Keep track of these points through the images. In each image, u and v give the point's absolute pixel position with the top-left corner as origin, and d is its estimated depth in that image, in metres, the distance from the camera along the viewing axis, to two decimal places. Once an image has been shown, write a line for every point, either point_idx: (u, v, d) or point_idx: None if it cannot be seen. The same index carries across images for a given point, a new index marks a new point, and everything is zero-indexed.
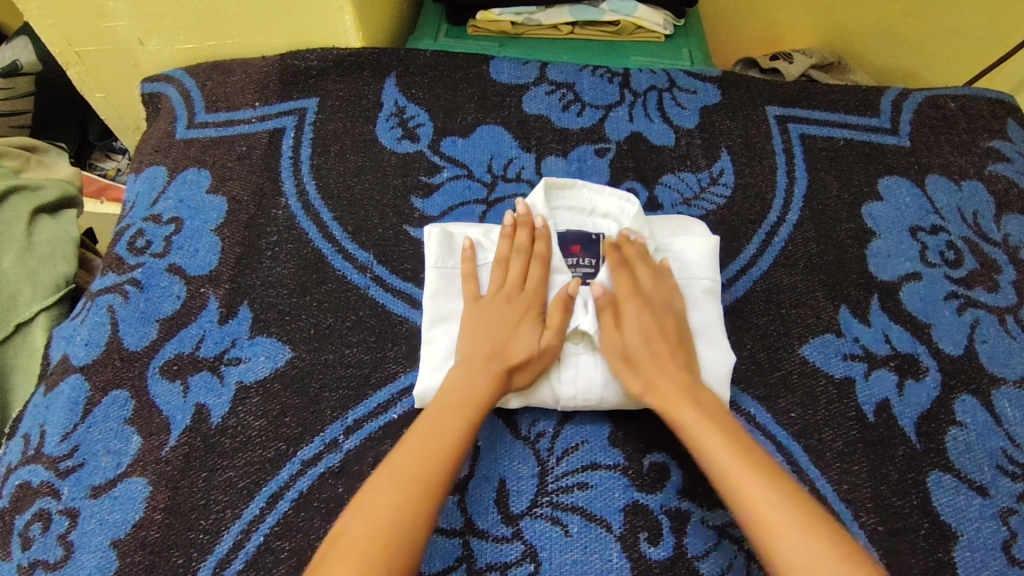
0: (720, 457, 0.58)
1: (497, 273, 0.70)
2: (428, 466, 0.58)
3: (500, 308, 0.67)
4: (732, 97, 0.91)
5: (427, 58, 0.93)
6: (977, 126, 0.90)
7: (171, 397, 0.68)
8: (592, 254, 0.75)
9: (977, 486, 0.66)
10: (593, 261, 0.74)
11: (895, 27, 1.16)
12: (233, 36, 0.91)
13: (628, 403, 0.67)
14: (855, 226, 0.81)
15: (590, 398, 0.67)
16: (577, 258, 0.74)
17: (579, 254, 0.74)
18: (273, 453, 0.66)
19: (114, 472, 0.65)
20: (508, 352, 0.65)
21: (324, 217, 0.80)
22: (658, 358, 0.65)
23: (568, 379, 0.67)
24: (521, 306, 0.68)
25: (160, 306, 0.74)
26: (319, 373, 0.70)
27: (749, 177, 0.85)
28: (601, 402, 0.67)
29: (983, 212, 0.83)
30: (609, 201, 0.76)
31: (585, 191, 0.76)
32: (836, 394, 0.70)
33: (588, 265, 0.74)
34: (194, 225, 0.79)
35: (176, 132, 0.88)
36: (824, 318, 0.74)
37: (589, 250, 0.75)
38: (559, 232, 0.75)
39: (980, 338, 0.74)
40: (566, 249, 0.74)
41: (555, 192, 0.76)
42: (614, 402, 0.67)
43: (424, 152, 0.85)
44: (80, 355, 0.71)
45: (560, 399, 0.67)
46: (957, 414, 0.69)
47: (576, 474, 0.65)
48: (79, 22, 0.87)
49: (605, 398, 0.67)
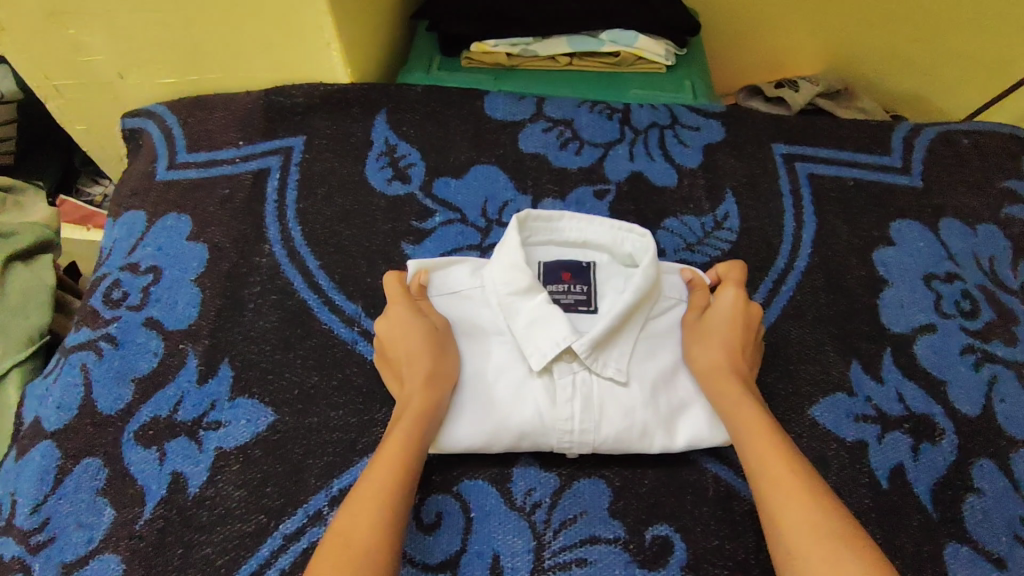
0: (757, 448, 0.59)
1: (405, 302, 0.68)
2: (392, 469, 0.58)
3: (393, 321, 0.67)
4: (736, 134, 0.88)
5: (418, 94, 0.89)
6: (990, 166, 0.86)
7: (146, 465, 0.65)
8: (584, 280, 0.70)
9: (996, 558, 0.62)
10: (585, 287, 0.70)
11: (903, 52, 1.12)
12: (217, 71, 0.87)
13: (628, 428, 0.63)
14: (866, 273, 0.78)
15: (588, 424, 0.63)
16: (568, 285, 0.70)
17: (570, 281, 0.70)
18: (253, 526, 0.62)
19: (85, 549, 0.61)
20: (415, 362, 0.64)
21: (309, 265, 0.77)
22: (731, 337, 0.67)
23: (563, 402, 0.63)
24: (407, 317, 0.67)
25: (136, 364, 0.71)
26: (303, 438, 0.66)
27: (754, 221, 0.81)
28: (600, 427, 0.63)
29: (999, 258, 0.80)
30: (601, 231, 0.72)
31: (570, 222, 0.72)
32: (848, 459, 0.66)
33: (580, 292, 0.70)
34: (173, 276, 0.76)
35: (155, 172, 0.84)
36: (834, 374, 0.71)
37: (580, 277, 0.70)
38: (545, 264, 0.71)
39: (999, 396, 0.70)
40: (556, 276, 0.71)
41: (539, 224, 0.72)
42: (613, 429, 0.63)
43: (415, 194, 0.82)
44: (51, 419, 0.68)
45: (556, 427, 0.63)
46: (974, 479, 0.66)
47: (575, 548, 0.61)
48: (57, 54, 0.83)
49: (603, 422, 0.63)
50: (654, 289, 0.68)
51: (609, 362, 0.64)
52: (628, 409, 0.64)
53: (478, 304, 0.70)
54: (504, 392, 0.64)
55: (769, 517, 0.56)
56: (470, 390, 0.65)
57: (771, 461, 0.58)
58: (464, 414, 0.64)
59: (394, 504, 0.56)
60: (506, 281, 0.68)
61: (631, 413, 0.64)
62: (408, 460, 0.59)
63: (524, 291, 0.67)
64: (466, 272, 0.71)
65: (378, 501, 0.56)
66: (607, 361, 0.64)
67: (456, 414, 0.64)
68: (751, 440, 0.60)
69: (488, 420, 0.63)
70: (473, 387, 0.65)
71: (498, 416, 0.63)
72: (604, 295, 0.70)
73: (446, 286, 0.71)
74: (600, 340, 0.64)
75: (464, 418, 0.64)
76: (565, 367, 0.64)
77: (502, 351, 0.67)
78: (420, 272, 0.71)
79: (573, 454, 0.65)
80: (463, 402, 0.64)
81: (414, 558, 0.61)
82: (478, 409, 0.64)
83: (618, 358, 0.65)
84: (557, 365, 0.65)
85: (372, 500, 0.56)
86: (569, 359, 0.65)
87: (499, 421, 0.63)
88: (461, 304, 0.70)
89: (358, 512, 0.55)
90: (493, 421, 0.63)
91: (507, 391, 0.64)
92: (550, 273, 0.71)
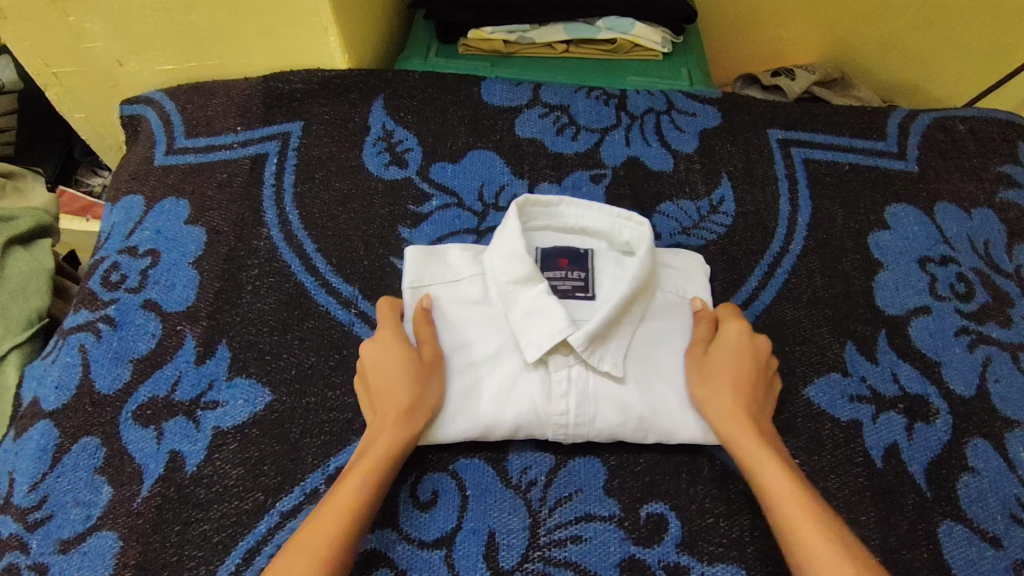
0: (785, 510, 0.56)
1: (391, 331, 0.67)
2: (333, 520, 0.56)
3: (377, 349, 0.66)
4: (732, 120, 0.88)
5: (416, 80, 0.89)
6: (986, 150, 0.86)
7: (144, 444, 0.65)
8: (581, 267, 0.71)
9: (990, 536, 0.62)
10: (583, 274, 0.70)
11: (900, 41, 1.12)
12: (216, 58, 0.88)
13: (622, 422, 0.64)
14: (861, 256, 0.78)
15: (583, 418, 0.64)
16: (565, 271, 0.71)
17: (567, 267, 0.71)
18: (250, 504, 0.62)
19: (83, 526, 0.61)
20: (389, 395, 0.63)
21: (307, 249, 0.77)
22: (743, 375, 0.65)
23: (557, 396, 0.64)
24: (391, 347, 0.66)
25: (134, 345, 0.71)
26: (300, 418, 0.67)
27: (751, 205, 0.82)
28: (594, 421, 0.64)
29: (994, 241, 0.80)
30: (598, 218, 0.72)
31: (568, 208, 0.72)
32: (843, 438, 0.66)
33: (577, 279, 0.70)
34: (171, 258, 0.76)
35: (154, 158, 0.84)
36: (829, 356, 0.71)
37: (578, 264, 0.71)
38: (544, 251, 0.72)
39: (993, 377, 0.71)
40: (553, 262, 0.71)
41: (536, 211, 0.72)
42: (608, 423, 0.64)
43: (412, 178, 0.82)
44: (49, 399, 0.68)
45: (550, 420, 0.64)
46: (969, 459, 0.66)
47: (570, 525, 0.62)
48: (55, 41, 0.83)
49: (597, 416, 0.64)
50: (650, 279, 0.68)
51: (607, 356, 0.64)
52: (622, 403, 0.64)
53: (476, 295, 0.70)
54: (496, 387, 0.65)
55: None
56: (458, 409, 0.64)
57: (804, 528, 0.54)
58: (450, 436, 0.64)
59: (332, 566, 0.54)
60: (504, 270, 0.68)
61: (627, 406, 0.64)
62: (359, 512, 0.57)
63: (524, 280, 0.67)
64: (467, 260, 0.72)
65: (314, 552, 0.54)
66: (604, 355, 0.64)
67: (444, 415, 0.64)
68: (781, 503, 0.56)
69: (477, 424, 0.64)
70: (461, 408, 0.64)
71: (490, 410, 0.64)
72: (602, 282, 0.70)
73: (442, 302, 0.70)
74: (598, 333, 0.64)
75: (455, 412, 0.64)
76: (561, 360, 0.65)
77: (499, 344, 0.67)
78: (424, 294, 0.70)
79: (568, 444, 0.66)
80: (455, 395, 0.65)
81: (410, 535, 0.61)
82: (470, 404, 0.64)
83: (615, 352, 0.65)
84: (553, 358, 0.65)
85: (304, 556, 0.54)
86: (565, 352, 0.65)
87: (487, 424, 0.64)
88: (460, 319, 0.69)
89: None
90: (483, 421, 0.64)
91: (504, 385, 0.65)
92: (547, 260, 0.71)
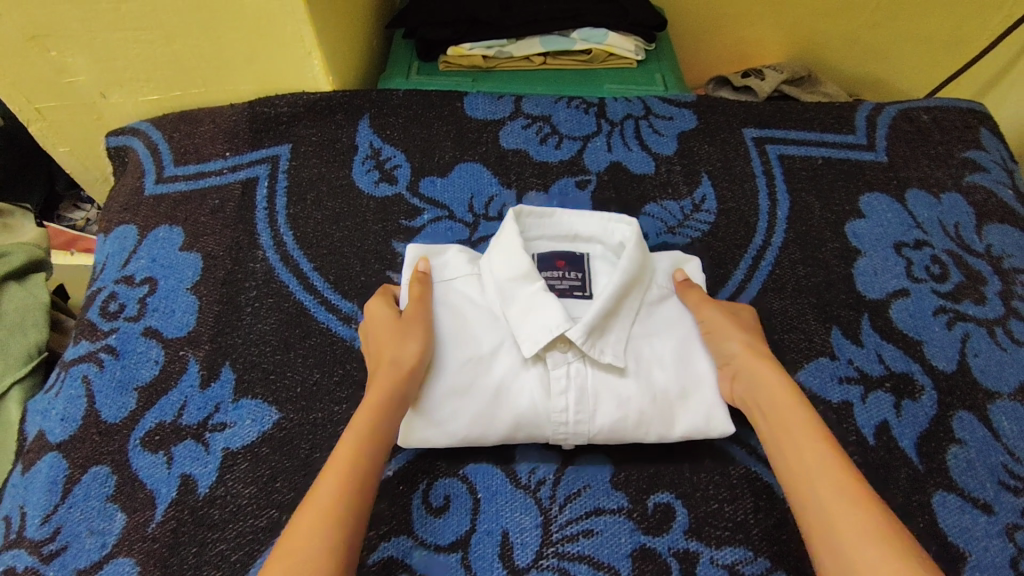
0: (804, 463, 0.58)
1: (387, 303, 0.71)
2: (338, 466, 0.58)
3: (378, 322, 0.69)
4: (708, 121, 0.92)
5: (401, 98, 0.92)
6: (951, 138, 0.91)
7: (154, 470, 0.66)
8: (578, 268, 0.73)
9: (981, 504, 0.65)
10: (580, 274, 0.73)
11: (861, 37, 1.17)
12: (200, 86, 0.89)
13: (622, 418, 0.64)
14: (840, 245, 0.81)
15: (583, 415, 0.64)
16: (562, 272, 0.73)
17: (563, 268, 0.73)
18: (266, 521, 0.63)
19: (99, 554, 0.62)
20: (383, 355, 0.66)
21: (303, 269, 0.78)
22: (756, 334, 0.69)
23: (557, 394, 0.65)
24: (387, 316, 0.69)
25: (137, 372, 0.72)
26: (309, 434, 0.68)
27: (731, 202, 0.85)
28: (594, 418, 0.64)
29: (964, 223, 0.84)
30: (590, 224, 0.75)
31: (563, 216, 0.75)
32: (835, 419, 0.69)
33: (574, 279, 0.73)
34: (169, 285, 0.77)
35: (144, 187, 0.85)
36: (816, 341, 0.74)
37: (574, 265, 0.74)
38: (541, 255, 0.74)
39: (972, 352, 0.74)
40: (550, 263, 0.73)
41: (530, 220, 0.75)
42: (608, 418, 0.64)
43: (402, 195, 0.84)
44: (56, 431, 0.68)
45: (550, 419, 0.65)
46: (955, 431, 0.69)
47: (581, 520, 0.63)
48: (38, 77, 0.84)
49: (597, 413, 0.64)
50: (641, 273, 0.71)
51: (607, 349, 0.65)
52: (622, 398, 0.65)
53: (473, 293, 0.71)
54: (489, 379, 0.66)
55: (825, 531, 0.54)
56: (455, 400, 0.65)
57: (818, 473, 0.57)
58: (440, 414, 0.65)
59: (345, 504, 0.56)
60: (499, 267, 0.70)
61: (627, 401, 0.65)
62: (363, 457, 0.59)
63: (521, 278, 0.69)
64: (463, 262, 0.74)
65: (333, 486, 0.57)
66: (604, 348, 0.65)
67: (437, 407, 0.65)
68: (802, 450, 0.59)
69: (472, 409, 0.65)
70: (455, 393, 0.66)
71: (490, 408, 0.65)
72: (598, 282, 0.73)
73: (443, 274, 0.73)
74: (595, 326, 0.65)
75: (454, 408, 0.65)
76: (559, 357, 0.66)
77: (495, 338, 0.68)
78: (420, 259, 0.73)
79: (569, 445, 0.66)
80: (452, 388, 0.66)
81: (425, 541, 0.62)
82: (462, 397, 0.65)
83: (615, 345, 0.66)
84: (551, 354, 0.66)
85: (326, 493, 0.56)
86: (563, 348, 0.66)
87: (485, 420, 0.65)
88: (458, 296, 0.72)
89: (306, 510, 0.55)
90: (482, 420, 0.65)
91: (501, 380, 0.66)
92: (543, 262, 0.74)
